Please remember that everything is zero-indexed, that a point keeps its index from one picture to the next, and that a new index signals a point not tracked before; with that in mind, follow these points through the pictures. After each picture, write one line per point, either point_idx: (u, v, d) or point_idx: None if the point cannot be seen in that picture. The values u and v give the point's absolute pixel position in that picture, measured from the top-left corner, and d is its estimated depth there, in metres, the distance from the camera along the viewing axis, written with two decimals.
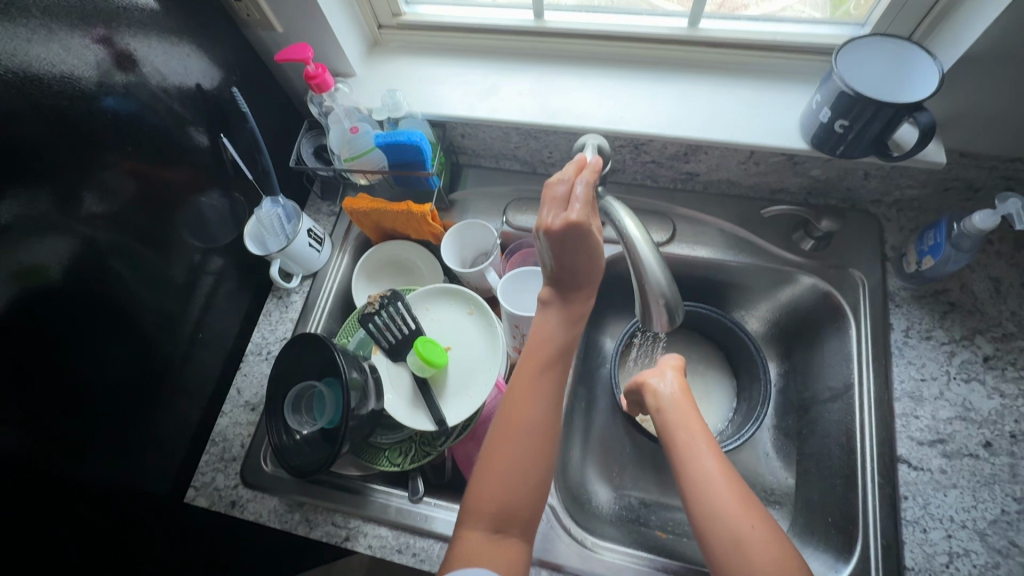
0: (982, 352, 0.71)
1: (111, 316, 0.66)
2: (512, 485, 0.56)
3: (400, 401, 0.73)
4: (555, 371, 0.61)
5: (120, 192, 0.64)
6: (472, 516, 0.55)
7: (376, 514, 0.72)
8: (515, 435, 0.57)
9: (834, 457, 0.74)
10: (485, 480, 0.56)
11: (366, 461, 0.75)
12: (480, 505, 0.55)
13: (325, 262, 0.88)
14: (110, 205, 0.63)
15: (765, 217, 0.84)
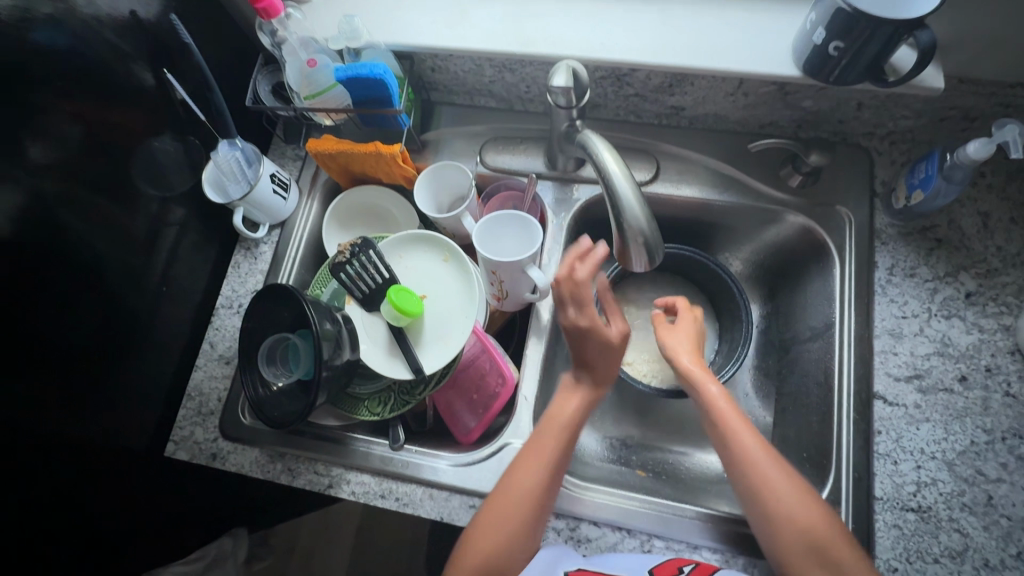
0: (965, 288, 0.70)
1: (61, 271, 0.62)
2: (511, 506, 0.61)
3: (376, 351, 0.72)
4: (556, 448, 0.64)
5: (55, 135, 0.59)
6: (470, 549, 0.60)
7: (358, 462, 0.72)
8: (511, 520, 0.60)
9: (811, 395, 0.74)
10: (483, 537, 0.60)
11: (346, 411, 0.75)
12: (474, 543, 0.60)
13: (293, 210, 0.84)
14: (44, 150, 0.58)
15: (753, 153, 0.80)
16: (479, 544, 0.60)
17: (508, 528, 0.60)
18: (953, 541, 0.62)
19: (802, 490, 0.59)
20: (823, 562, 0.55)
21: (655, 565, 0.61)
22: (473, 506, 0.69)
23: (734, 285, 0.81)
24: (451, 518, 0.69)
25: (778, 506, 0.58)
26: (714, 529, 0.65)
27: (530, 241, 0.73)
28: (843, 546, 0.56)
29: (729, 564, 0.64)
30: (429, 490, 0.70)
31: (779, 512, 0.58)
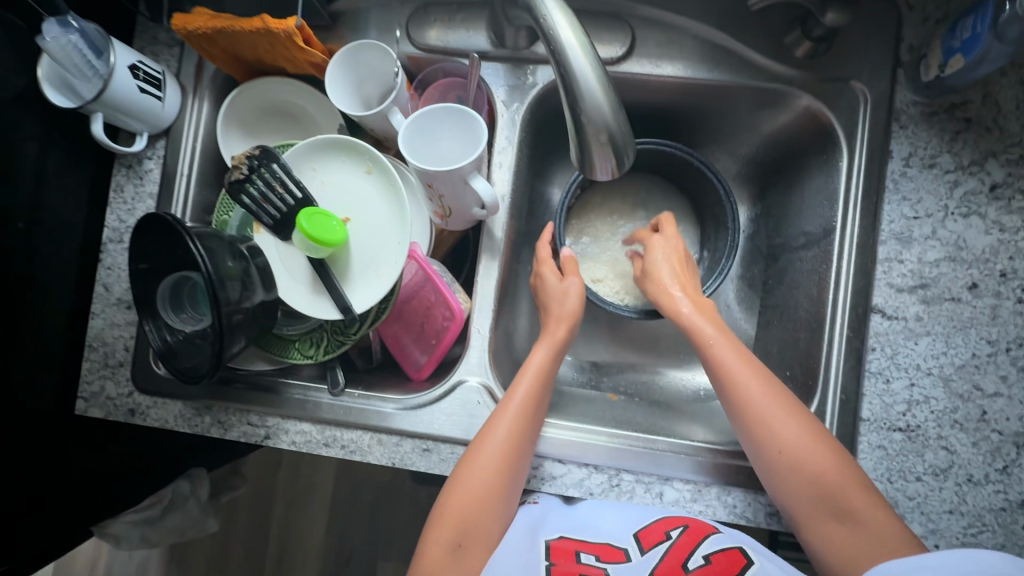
0: (992, 180, 0.59)
1: None
2: (484, 480, 0.55)
3: (297, 288, 0.60)
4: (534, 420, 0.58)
5: None
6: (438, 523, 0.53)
7: (295, 411, 0.64)
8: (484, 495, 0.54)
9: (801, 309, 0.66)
10: (449, 509, 0.54)
11: (275, 355, 0.65)
12: (442, 516, 0.53)
13: (176, 114, 0.66)
14: None
15: (753, 14, 0.63)
16: (450, 520, 0.53)
17: (484, 503, 0.54)
18: (938, 459, 0.58)
19: (818, 435, 0.52)
20: (836, 514, 0.50)
21: (641, 528, 0.55)
22: (427, 450, 0.62)
23: (721, 184, 0.67)
24: (404, 462, 0.63)
25: (782, 461, 0.52)
26: (686, 458, 0.61)
27: (473, 143, 0.58)
28: (858, 494, 0.50)
29: (702, 493, 0.60)
30: (377, 436, 0.63)
31: (792, 492, 0.52)
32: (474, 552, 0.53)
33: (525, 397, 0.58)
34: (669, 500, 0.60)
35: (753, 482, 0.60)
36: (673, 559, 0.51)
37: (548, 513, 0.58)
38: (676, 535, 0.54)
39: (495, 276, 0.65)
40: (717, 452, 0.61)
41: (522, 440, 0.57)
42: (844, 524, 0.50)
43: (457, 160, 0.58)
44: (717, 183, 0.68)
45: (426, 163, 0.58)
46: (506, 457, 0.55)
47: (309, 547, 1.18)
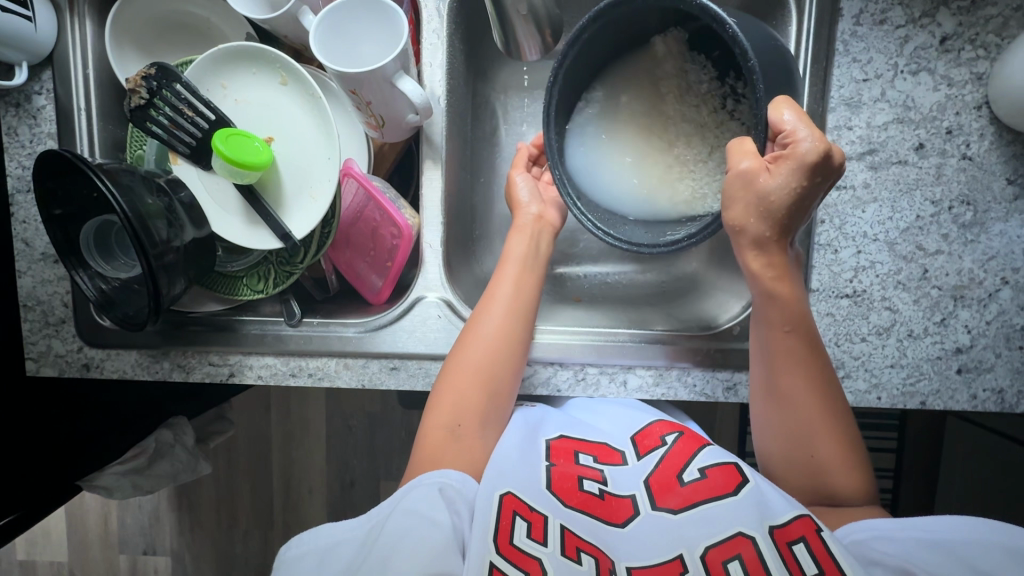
0: (942, 31, 0.57)
1: None
2: (474, 376, 0.57)
3: (231, 221, 0.57)
4: (517, 354, 0.59)
5: None
6: (435, 413, 0.56)
7: (255, 346, 0.63)
8: (479, 429, 0.57)
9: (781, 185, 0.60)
10: (439, 408, 0.56)
11: (225, 294, 0.63)
12: (438, 403, 0.57)
13: (55, 37, 0.58)
14: None
15: None
16: (444, 413, 0.56)
17: (478, 413, 0.57)
18: (882, 319, 0.61)
19: (844, 435, 0.54)
20: (821, 483, 0.55)
21: (637, 431, 0.60)
22: (394, 368, 0.63)
23: (742, 42, 0.43)
24: (373, 382, 0.63)
25: (783, 435, 0.55)
26: (647, 346, 0.63)
27: (395, 34, 0.53)
28: (848, 475, 0.54)
29: (664, 377, 0.63)
30: (343, 361, 0.63)
31: (783, 460, 0.56)
32: (470, 432, 0.56)
33: (511, 289, 0.60)
34: (633, 386, 0.63)
35: (713, 361, 0.62)
36: (668, 470, 0.56)
37: (544, 416, 0.63)
38: (672, 441, 0.58)
39: (441, 186, 0.62)
40: (676, 338, 0.63)
41: (516, 336, 0.59)
42: (825, 510, 0.55)
43: (380, 60, 0.53)
44: (733, 33, 0.43)
45: (347, 66, 0.53)
46: (496, 353, 0.58)
47: (308, 482, 1.22)
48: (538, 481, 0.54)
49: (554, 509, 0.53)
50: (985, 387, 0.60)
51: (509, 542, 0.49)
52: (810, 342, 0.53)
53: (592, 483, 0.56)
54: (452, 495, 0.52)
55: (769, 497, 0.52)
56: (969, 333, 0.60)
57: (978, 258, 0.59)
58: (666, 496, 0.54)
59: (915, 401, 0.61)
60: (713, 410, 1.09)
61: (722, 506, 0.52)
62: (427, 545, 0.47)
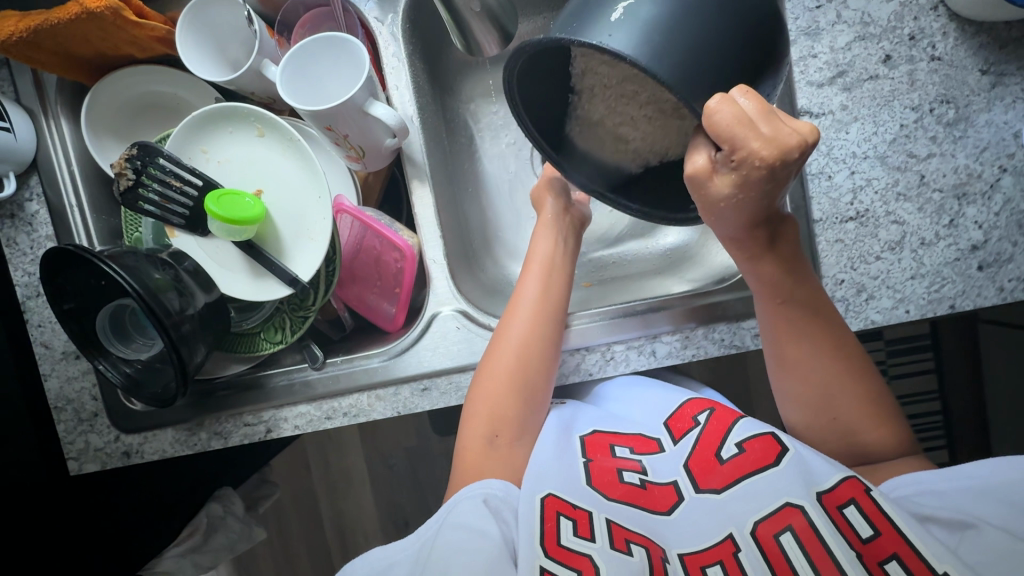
0: None
1: None
2: (501, 383, 0.57)
3: (238, 278, 0.58)
4: (541, 367, 0.59)
5: None
6: (472, 424, 0.57)
7: (286, 397, 0.64)
8: (517, 440, 0.57)
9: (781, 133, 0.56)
10: (473, 420, 0.57)
11: (245, 353, 0.64)
12: (473, 414, 0.57)
13: (35, 142, 0.60)
14: None
15: None
16: (480, 424, 0.57)
17: (513, 421, 0.57)
18: (891, 234, 0.60)
19: (866, 388, 0.54)
20: (856, 445, 0.55)
21: (669, 416, 0.60)
22: (425, 389, 0.63)
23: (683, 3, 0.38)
24: (407, 407, 0.63)
25: (814, 403, 0.55)
26: (667, 312, 0.63)
27: (353, 51, 0.53)
28: (881, 436, 0.54)
29: (691, 338, 0.62)
30: (373, 393, 0.63)
31: (816, 428, 0.56)
32: (508, 439, 0.57)
33: (533, 292, 0.61)
34: (663, 354, 0.62)
35: (735, 312, 0.62)
36: (705, 450, 0.56)
37: (576, 413, 0.63)
38: (704, 421, 0.58)
39: (433, 203, 0.62)
40: (694, 297, 0.63)
41: (536, 344, 0.59)
42: (865, 470, 0.55)
43: (346, 91, 0.54)
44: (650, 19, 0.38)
45: (314, 105, 0.54)
46: (523, 361, 0.58)
47: (363, 529, 1.21)
48: (578, 477, 0.55)
49: (596, 504, 0.52)
50: (1009, 279, 0.60)
51: (556, 543, 0.49)
52: (812, 309, 0.52)
53: (631, 474, 0.56)
54: (495, 505, 0.52)
55: (811, 465, 0.51)
56: (979, 228, 0.59)
57: (971, 153, 0.59)
58: (707, 477, 0.54)
59: (943, 306, 0.61)
60: (744, 371, 1.09)
61: (765, 478, 0.51)
62: (481, 557, 0.47)
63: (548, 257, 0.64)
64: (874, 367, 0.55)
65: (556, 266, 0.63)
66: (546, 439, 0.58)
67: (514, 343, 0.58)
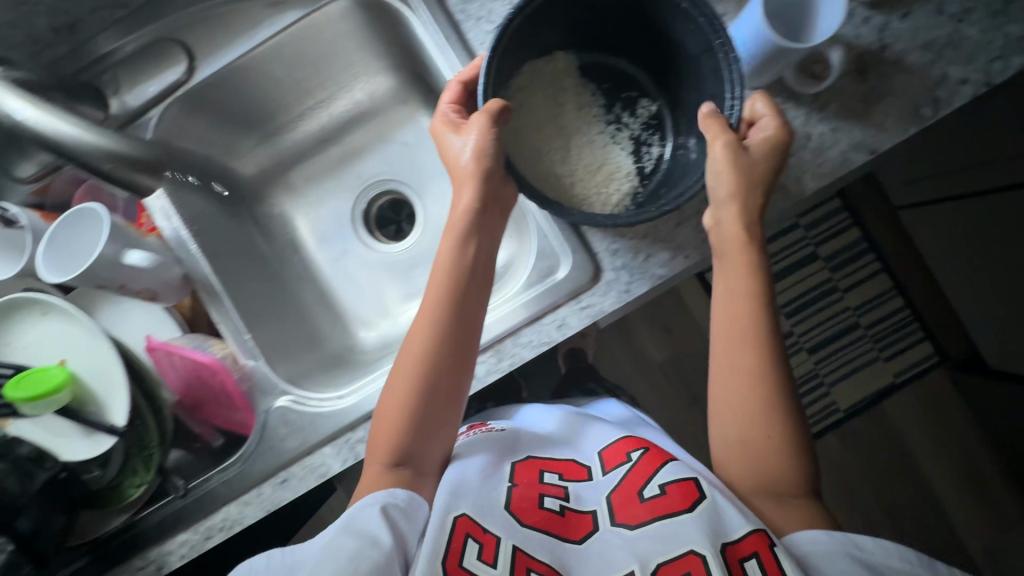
0: None
1: None
2: (413, 391, 0.57)
3: (73, 441, 0.62)
4: (457, 373, 0.58)
5: None
6: (380, 425, 0.57)
7: (163, 532, 0.65)
8: (429, 445, 0.58)
9: (649, 168, 0.67)
10: (381, 422, 0.57)
11: (117, 505, 0.67)
12: (383, 419, 0.57)
13: None
14: None
15: None
16: (387, 430, 0.57)
17: (419, 431, 0.57)
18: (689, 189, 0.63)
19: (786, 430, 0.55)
20: (761, 458, 0.56)
21: (606, 450, 0.64)
22: (283, 480, 0.65)
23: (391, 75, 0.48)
24: (273, 502, 0.66)
25: (738, 387, 0.57)
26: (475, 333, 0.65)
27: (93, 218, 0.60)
28: (783, 467, 0.55)
29: (503, 350, 0.65)
30: (241, 501, 0.66)
31: (735, 418, 0.57)
32: (418, 442, 0.57)
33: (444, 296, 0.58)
34: (482, 374, 0.65)
35: (536, 311, 0.65)
36: (631, 485, 0.58)
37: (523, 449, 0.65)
38: (637, 457, 0.60)
39: (235, 315, 0.68)
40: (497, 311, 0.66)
41: (453, 352, 0.58)
42: (767, 500, 0.56)
43: (92, 250, 0.59)
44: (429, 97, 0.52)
45: (68, 271, 0.59)
46: (436, 369, 0.57)
47: None
48: (497, 502, 0.57)
49: (509, 530, 0.55)
50: None
51: (457, 564, 0.51)
52: (745, 248, 0.57)
53: (552, 500, 0.59)
54: (395, 514, 0.53)
55: (724, 513, 0.52)
56: None
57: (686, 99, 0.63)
58: (624, 511, 0.56)
59: None
60: None
61: (676, 522, 0.53)
62: (366, 560, 0.49)
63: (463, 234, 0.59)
64: (801, 415, 0.57)
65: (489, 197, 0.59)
66: (476, 470, 0.60)
67: (433, 351, 0.57)
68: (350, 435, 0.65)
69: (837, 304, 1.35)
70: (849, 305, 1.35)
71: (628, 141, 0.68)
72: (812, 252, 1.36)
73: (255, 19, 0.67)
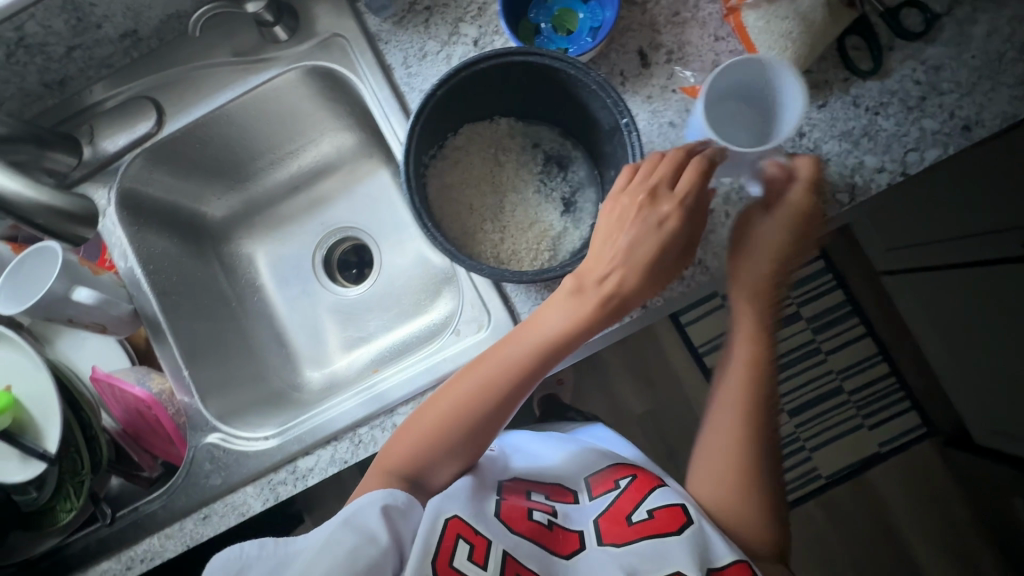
0: (470, 38, 0.68)
1: None
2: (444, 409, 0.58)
3: (8, 464, 0.65)
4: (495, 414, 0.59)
5: None
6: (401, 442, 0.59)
7: (88, 558, 0.69)
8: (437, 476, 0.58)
9: (575, 233, 0.64)
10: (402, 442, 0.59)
11: (48, 528, 0.69)
12: (403, 444, 0.59)
13: None
14: None
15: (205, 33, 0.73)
16: (404, 449, 0.58)
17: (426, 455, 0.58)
18: None
19: (753, 455, 0.60)
20: (740, 482, 0.59)
21: (595, 477, 0.64)
22: (205, 516, 0.67)
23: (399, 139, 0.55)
24: (194, 538, 0.67)
25: (728, 412, 0.61)
26: (398, 384, 0.67)
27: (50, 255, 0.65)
28: (746, 501, 0.59)
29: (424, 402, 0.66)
30: (163, 533, 0.68)
31: (716, 449, 0.61)
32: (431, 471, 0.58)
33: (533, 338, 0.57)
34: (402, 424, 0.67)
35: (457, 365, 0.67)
36: (618, 510, 0.59)
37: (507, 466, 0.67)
38: (624, 484, 0.62)
39: (175, 352, 0.72)
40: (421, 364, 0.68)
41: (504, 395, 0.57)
42: (726, 524, 0.59)
43: (42, 283, 0.64)
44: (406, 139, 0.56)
45: (19, 304, 0.64)
46: (481, 397, 0.57)
47: None
48: (488, 510, 0.57)
49: (498, 535, 0.55)
50: (686, 265, 0.63)
51: (448, 563, 0.51)
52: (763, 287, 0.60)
53: (541, 514, 0.59)
54: (392, 513, 0.53)
55: (711, 540, 0.54)
56: None
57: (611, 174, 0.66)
58: (612, 533, 0.57)
59: (636, 308, 0.64)
60: None
61: (664, 544, 0.54)
62: (361, 560, 0.49)
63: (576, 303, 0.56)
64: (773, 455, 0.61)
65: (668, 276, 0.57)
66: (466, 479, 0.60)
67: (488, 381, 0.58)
68: (273, 477, 0.67)
69: (820, 367, 1.32)
70: (832, 368, 1.32)
71: (558, 203, 0.66)
72: (795, 311, 1.32)
73: (218, 82, 0.73)
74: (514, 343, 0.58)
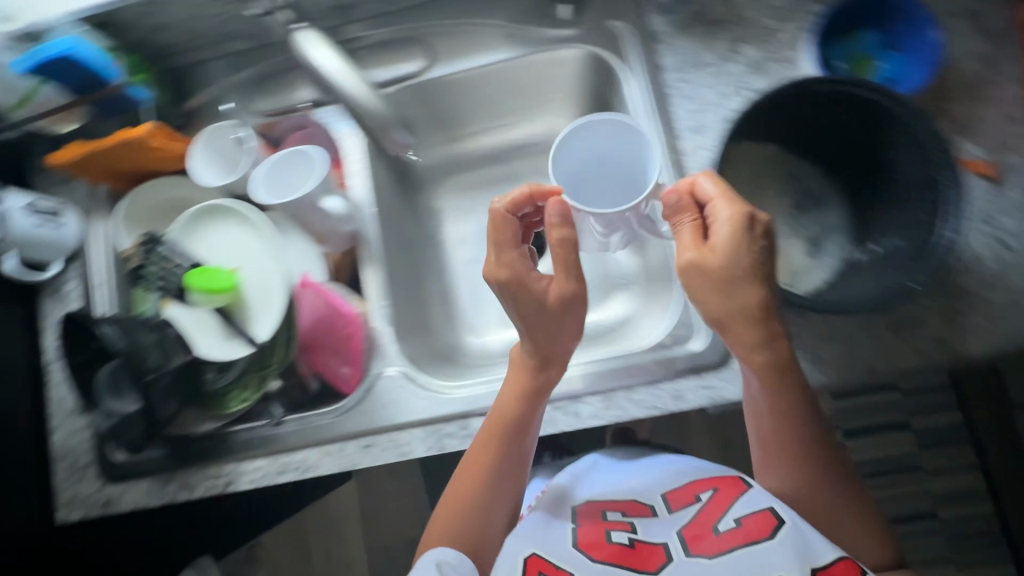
0: (747, 59, 0.68)
1: None
2: (456, 508, 0.59)
3: (211, 339, 0.68)
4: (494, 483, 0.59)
5: None
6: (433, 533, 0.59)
7: (246, 451, 0.71)
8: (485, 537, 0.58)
9: (817, 270, 0.63)
10: (463, 482, 0.60)
11: (216, 411, 0.72)
12: (455, 498, 0.60)
13: (83, 236, 0.77)
14: None
15: None
16: (448, 515, 0.59)
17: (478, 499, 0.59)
18: None
19: (839, 468, 0.55)
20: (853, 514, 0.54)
21: (671, 488, 0.58)
22: (368, 445, 0.68)
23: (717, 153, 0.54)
24: (351, 463, 0.68)
25: (813, 469, 0.54)
26: (586, 373, 0.67)
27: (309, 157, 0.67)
28: (863, 537, 0.54)
29: (612, 400, 0.65)
30: (322, 449, 0.69)
31: (799, 499, 0.54)
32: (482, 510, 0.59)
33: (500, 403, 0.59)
34: (585, 415, 0.66)
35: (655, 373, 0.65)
36: (704, 519, 0.53)
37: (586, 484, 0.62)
38: (706, 497, 0.55)
39: (383, 280, 0.73)
40: (614, 360, 0.67)
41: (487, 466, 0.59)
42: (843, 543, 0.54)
43: (300, 185, 0.67)
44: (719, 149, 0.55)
45: (275, 197, 0.67)
46: (476, 462, 0.59)
47: None
48: (565, 539, 0.55)
49: (579, 566, 0.52)
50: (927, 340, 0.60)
51: None
52: (811, 434, 0.54)
53: (620, 534, 0.54)
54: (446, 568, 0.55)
55: (809, 536, 0.50)
56: None
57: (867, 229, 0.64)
58: (700, 543, 0.51)
59: (863, 369, 0.61)
60: None
61: (758, 554, 0.49)
62: None
63: (525, 370, 0.59)
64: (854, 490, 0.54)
65: (770, 322, 0.48)
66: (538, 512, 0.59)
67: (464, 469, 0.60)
68: (443, 427, 0.68)
69: None
70: None
71: (805, 241, 0.65)
72: None
73: (486, 44, 0.76)
74: (496, 419, 0.59)
